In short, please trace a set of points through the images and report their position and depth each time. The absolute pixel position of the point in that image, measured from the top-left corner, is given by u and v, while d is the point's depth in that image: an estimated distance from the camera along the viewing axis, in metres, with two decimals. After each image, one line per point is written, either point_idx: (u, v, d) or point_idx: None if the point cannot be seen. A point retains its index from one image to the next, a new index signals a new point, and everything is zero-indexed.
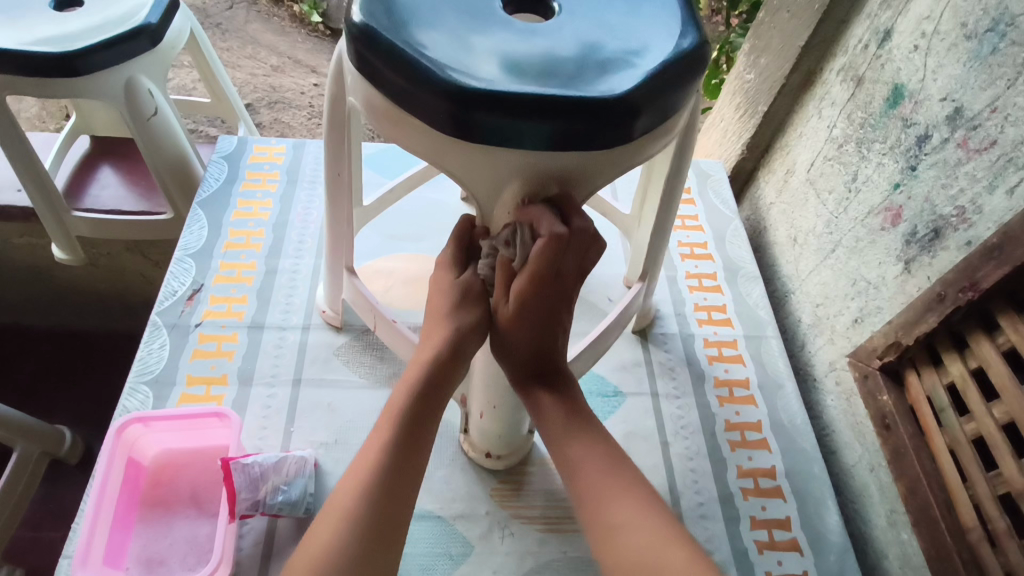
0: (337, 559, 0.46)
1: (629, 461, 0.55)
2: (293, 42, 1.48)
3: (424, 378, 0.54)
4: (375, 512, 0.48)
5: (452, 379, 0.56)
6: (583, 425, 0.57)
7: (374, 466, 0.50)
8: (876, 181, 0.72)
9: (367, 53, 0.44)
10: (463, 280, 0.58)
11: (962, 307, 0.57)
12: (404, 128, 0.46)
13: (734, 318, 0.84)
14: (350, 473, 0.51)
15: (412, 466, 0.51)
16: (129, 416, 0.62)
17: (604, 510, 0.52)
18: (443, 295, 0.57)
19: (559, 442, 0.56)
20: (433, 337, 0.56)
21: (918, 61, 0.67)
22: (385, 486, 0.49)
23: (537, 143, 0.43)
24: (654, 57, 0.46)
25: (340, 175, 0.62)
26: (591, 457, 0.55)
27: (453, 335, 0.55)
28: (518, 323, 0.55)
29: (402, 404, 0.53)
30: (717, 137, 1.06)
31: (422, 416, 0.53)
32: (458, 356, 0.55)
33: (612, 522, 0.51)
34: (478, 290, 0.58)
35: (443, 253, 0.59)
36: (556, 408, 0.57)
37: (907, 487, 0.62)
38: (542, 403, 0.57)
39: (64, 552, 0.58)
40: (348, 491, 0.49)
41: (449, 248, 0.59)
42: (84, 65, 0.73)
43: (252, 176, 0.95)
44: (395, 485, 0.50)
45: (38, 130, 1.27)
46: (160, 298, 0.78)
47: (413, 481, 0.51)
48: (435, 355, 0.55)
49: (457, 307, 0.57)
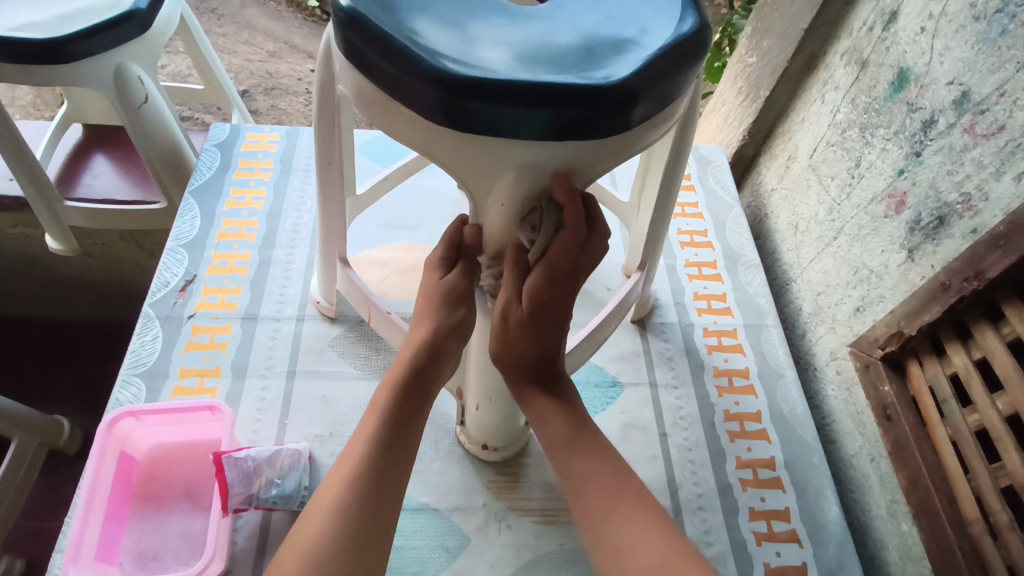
0: (324, 552, 0.45)
1: (636, 477, 0.54)
2: (290, 27, 1.45)
3: (409, 374, 0.53)
4: (361, 505, 0.48)
5: (437, 376, 0.55)
6: (589, 443, 0.55)
7: (360, 459, 0.49)
8: (880, 166, 0.71)
9: (354, 39, 0.43)
10: (450, 281, 0.55)
11: (967, 297, 0.56)
12: (393, 117, 0.45)
13: (734, 307, 0.83)
14: (336, 469, 0.50)
15: (399, 460, 0.51)
16: (120, 409, 0.62)
17: (606, 522, 0.51)
18: (430, 295, 0.55)
19: (564, 457, 0.55)
20: (415, 333, 0.55)
21: (925, 43, 0.65)
22: (373, 479, 0.49)
23: (530, 133, 0.42)
24: (652, 42, 0.44)
25: (331, 164, 0.61)
26: (592, 473, 0.53)
27: (435, 333, 0.54)
28: (525, 326, 0.54)
29: (387, 399, 0.52)
30: (719, 122, 1.04)
31: (408, 408, 0.52)
32: (441, 352, 0.54)
33: (615, 541, 0.50)
34: (464, 289, 0.55)
35: (433, 251, 0.57)
36: (561, 425, 0.56)
37: (908, 478, 0.61)
38: (547, 414, 0.56)
39: (57, 546, 0.58)
40: (334, 486, 0.49)
41: (439, 247, 0.57)
42: (70, 53, 0.71)
43: (246, 164, 0.93)
44: (382, 478, 0.49)
45: (32, 118, 1.26)
46: (152, 289, 0.77)
47: (400, 475, 0.50)
48: (418, 351, 0.54)
49: (443, 308, 0.55)
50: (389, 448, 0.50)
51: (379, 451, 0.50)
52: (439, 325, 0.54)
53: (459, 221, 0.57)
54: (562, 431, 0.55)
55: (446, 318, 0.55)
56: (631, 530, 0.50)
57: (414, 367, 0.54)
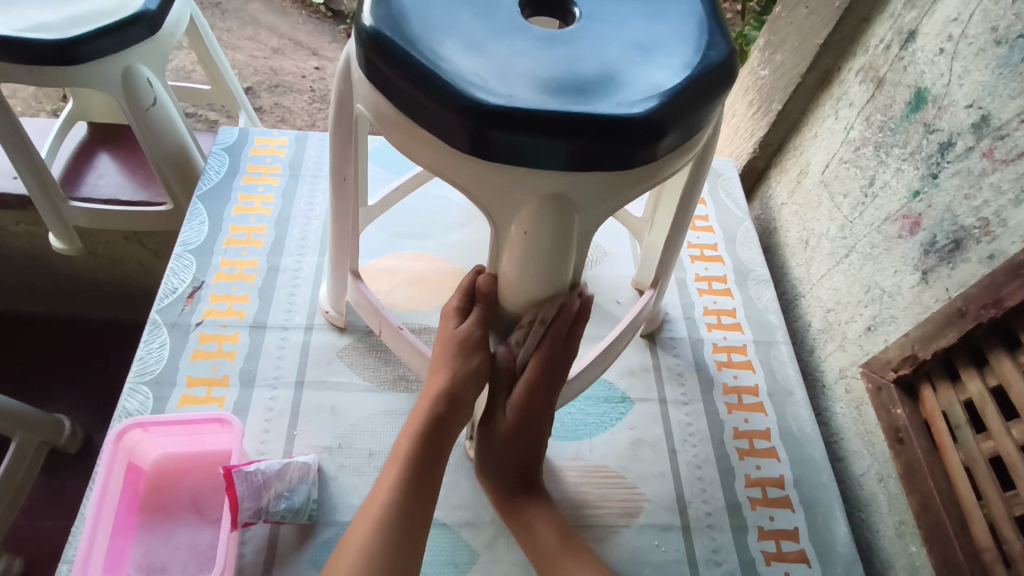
0: None
1: None
2: (293, 23, 1.44)
3: (427, 422, 0.54)
4: (389, 552, 0.49)
5: (456, 422, 0.56)
6: (575, 549, 0.59)
7: (387, 504, 0.51)
8: (894, 187, 0.70)
9: (378, 60, 0.42)
10: (466, 331, 0.57)
11: (984, 324, 0.56)
12: (415, 140, 0.44)
13: (744, 322, 0.82)
14: (363, 511, 0.52)
15: (422, 504, 0.52)
16: (129, 420, 0.61)
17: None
18: (449, 342, 0.57)
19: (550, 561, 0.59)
20: (432, 381, 0.56)
21: (944, 65, 0.65)
22: (398, 524, 0.50)
23: (554, 162, 0.42)
24: (679, 71, 0.44)
25: (346, 177, 0.60)
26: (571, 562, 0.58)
27: (453, 381, 0.56)
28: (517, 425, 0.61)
29: (408, 447, 0.53)
30: (730, 133, 1.04)
31: (429, 453, 0.54)
32: (457, 403, 0.55)
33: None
34: (478, 337, 0.57)
35: (449, 300, 0.59)
36: (551, 532, 0.60)
37: (918, 503, 0.61)
38: (532, 521, 0.61)
39: (65, 556, 0.58)
40: (361, 531, 0.50)
41: (455, 296, 0.59)
42: (80, 55, 0.70)
43: (254, 169, 0.93)
44: (409, 522, 0.51)
45: (33, 112, 1.24)
46: (160, 295, 0.77)
47: (424, 516, 0.52)
48: (437, 399, 0.55)
49: (460, 358, 0.57)
50: (413, 494, 0.52)
51: (405, 497, 0.51)
52: (457, 372, 0.56)
53: (475, 270, 0.59)
54: (552, 534, 0.60)
55: (460, 365, 0.56)
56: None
57: (434, 413, 0.55)
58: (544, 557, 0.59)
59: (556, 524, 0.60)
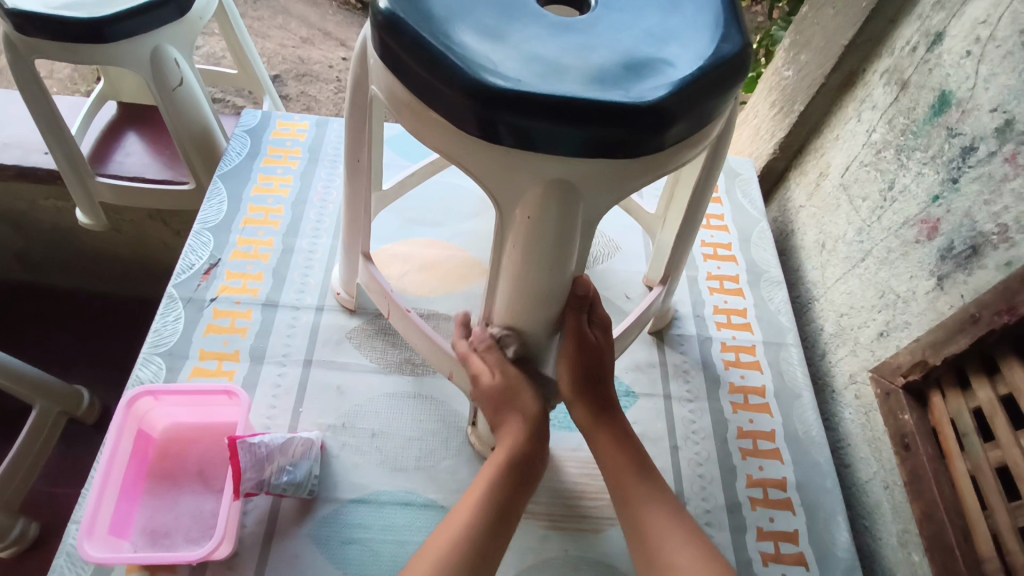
0: None
1: (703, 536, 0.55)
2: (324, 14, 1.46)
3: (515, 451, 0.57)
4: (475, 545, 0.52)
5: (536, 466, 0.58)
6: (647, 476, 0.59)
7: (472, 513, 0.53)
8: (914, 191, 0.69)
9: (391, 42, 0.43)
10: (464, 515, 0.53)
11: (996, 331, 0.54)
12: (425, 123, 0.45)
13: (754, 323, 0.82)
14: (443, 526, 0.53)
15: (507, 520, 0.54)
16: (141, 388, 0.62)
17: (660, 555, 0.54)
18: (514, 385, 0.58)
19: (626, 490, 0.58)
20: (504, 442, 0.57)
21: (970, 68, 0.63)
22: (482, 530, 0.53)
23: (568, 148, 0.42)
24: (691, 60, 0.43)
25: (359, 160, 0.61)
26: (656, 512, 0.56)
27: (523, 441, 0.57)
28: (572, 359, 0.59)
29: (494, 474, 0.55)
30: (750, 134, 1.03)
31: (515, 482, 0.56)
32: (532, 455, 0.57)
33: (667, 565, 0.53)
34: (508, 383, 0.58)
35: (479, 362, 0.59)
36: (623, 458, 0.59)
37: (922, 510, 0.60)
38: (604, 443, 0.60)
39: (74, 517, 0.60)
40: (442, 540, 0.52)
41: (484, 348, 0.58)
42: (110, 33, 0.72)
43: (274, 151, 0.94)
44: (491, 532, 0.53)
45: (69, 92, 1.28)
46: (177, 271, 0.78)
47: (507, 529, 0.54)
48: (514, 452, 0.56)
49: (456, 516, 0.54)
50: (502, 508, 0.54)
51: (485, 517, 0.53)
52: (467, 523, 0.53)
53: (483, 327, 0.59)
54: (624, 457, 0.59)
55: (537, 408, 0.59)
56: (682, 557, 0.53)
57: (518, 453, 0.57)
58: (618, 479, 0.59)
59: (626, 452, 0.60)
